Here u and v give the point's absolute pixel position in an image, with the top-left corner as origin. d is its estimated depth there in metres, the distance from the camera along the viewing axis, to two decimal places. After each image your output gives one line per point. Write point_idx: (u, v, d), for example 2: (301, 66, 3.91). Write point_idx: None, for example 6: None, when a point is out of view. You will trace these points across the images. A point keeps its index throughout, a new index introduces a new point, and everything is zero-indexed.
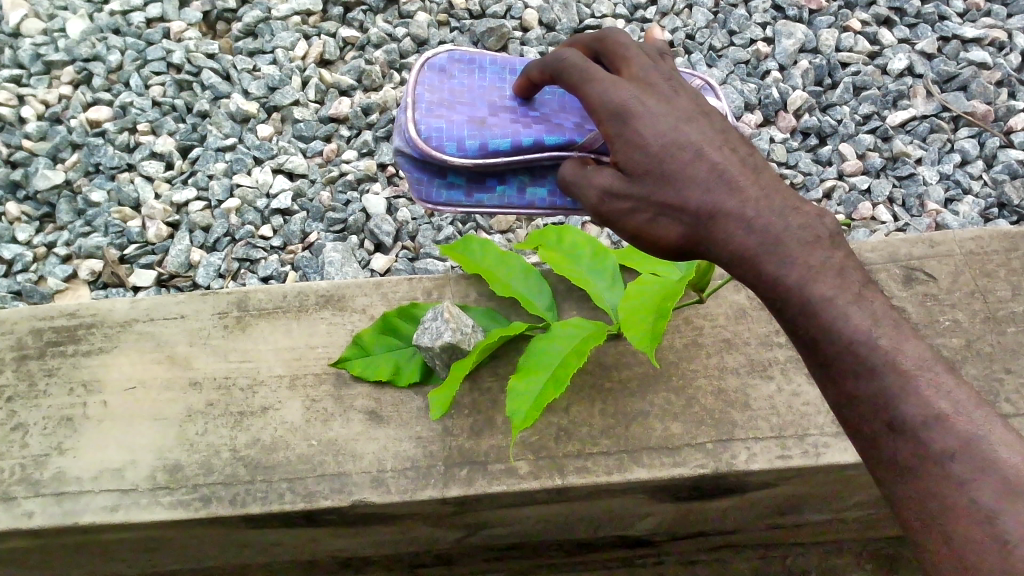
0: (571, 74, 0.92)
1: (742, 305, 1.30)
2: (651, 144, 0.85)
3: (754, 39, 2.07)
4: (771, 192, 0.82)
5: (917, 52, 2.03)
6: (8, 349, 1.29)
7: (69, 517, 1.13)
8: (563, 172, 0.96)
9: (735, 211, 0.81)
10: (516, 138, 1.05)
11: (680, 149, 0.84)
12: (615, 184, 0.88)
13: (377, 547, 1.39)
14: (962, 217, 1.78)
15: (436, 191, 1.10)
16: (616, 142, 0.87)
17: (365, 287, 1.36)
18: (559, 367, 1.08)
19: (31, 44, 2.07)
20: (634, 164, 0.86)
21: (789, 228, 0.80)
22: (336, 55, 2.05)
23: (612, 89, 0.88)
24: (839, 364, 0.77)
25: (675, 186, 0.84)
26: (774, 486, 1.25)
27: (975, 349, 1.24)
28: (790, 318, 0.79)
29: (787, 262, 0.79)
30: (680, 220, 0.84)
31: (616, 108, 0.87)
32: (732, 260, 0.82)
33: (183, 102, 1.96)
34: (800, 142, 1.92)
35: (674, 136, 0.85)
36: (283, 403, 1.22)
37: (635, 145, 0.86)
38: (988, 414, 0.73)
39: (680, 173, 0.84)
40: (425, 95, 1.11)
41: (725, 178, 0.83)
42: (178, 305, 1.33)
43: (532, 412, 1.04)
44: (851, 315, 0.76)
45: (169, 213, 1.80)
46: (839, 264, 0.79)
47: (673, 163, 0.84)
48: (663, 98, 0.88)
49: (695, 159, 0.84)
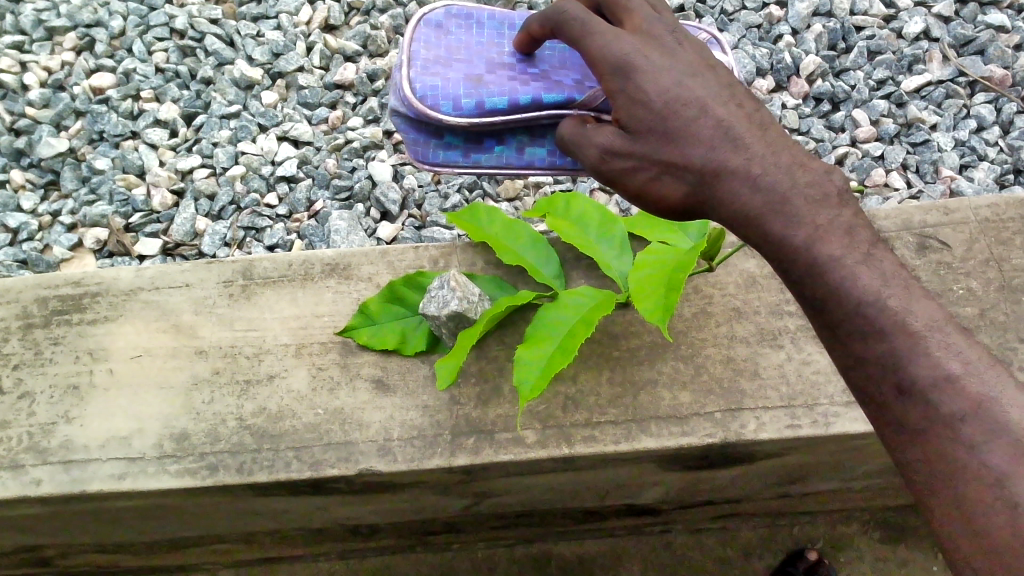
0: (572, 27, 0.88)
1: (753, 274, 1.29)
2: (654, 100, 0.82)
3: (767, 3, 2.01)
4: (778, 150, 0.80)
5: (934, 15, 1.98)
6: (13, 318, 1.29)
7: (78, 484, 1.13)
8: (561, 131, 0.94)
9: (741, 168, 0.79)
10: (514, 96, 1.02)
11: (684, 104, 0.82)
12: (616, 141, 0.86)
13: (384, 515, 1.40)
14: (977, 184, 1.75)
15: (433, 151, 1.09)
16: (618, 97, 0.85)
17: (371, 255, 1.34)
18: (566, 337, 1.06)
19: (33, 9, 2.05)
20: (637, 121, 0.83)
21: (796, 186, 0.78)
22: (340, 20, 2.01)
23: (614, 42, 0.85)
24: (847, 326, 0.75)
25: (678, 143, 0.81)
26: (782, 455, 1.25)
27: (989, 318, 1.22)
28: (797, 279, 0.78)
29: (794, 222, 0.77)
30: (683, 178, 0.82)
31: (618, 63, 0.84)
32: (737, 219, 0.80)
33: (186, 68, 1.93)
34: (813, 107, 1.88)
35: (678, 91, 0.82)
36: (289, 371, 1.21)
37: (638, 101, 0.83)
38: (997, 375, 0.72)
39: (684, 130, 0.81)
40: (420, 52, 1.08)
41: (730, 134, 0.80)
42: (183, 273, 1.32)
43: (540, 381, 1.03)
44: (860, 275, 0.75)
45: (174, 180, 1.79)
46: (847, 224, 0.77)
47: (677, 118, 0.82)
48: (666, 51, 0.85)
49: (700, 114, 0.81)
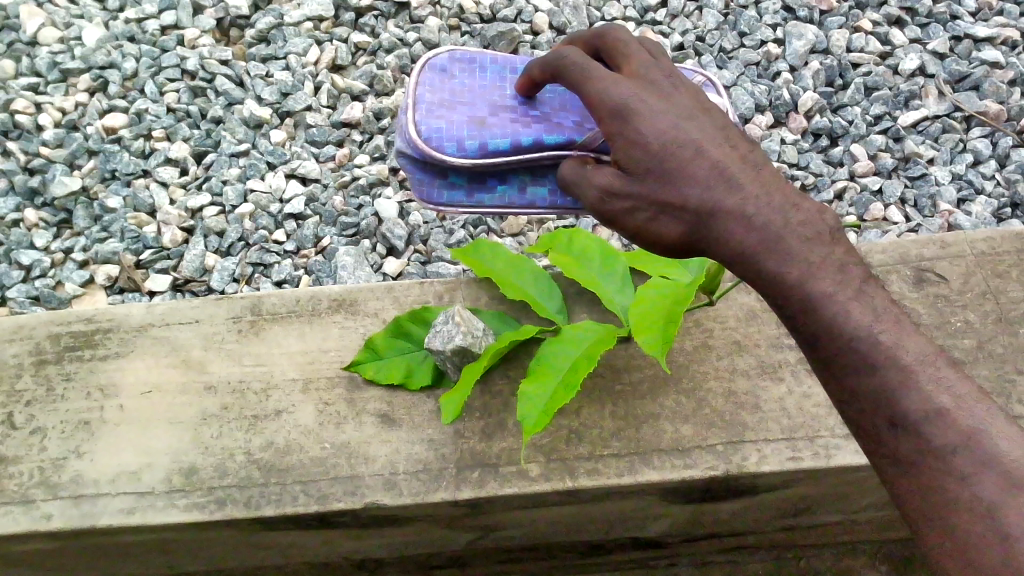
0: (572, 71, 0.92)
1: (753, 308, 1.31)
2: (651, 142, 0.85)
3: (765, 41, 2.06)
4: (772, 190, 0.83)
5: (930, 52, 2.02)
6: (26, 354, 1.31)
7: (87, 519, 1.15)
8: (562, 171, 0.97)
9: (735, 208, 0.81)
10: (516, 138, 1.05)
11: (679, 146, 0.85)
12: (614, 182, 0.89)
13: (390, 549, 1.40)
14: (975, 217, 1.77)
15: (437, 191, 1.12)
16: (615, 139, 0.88)
17: (377, 290, 1.36)
18: (569, 371, 1.08)
19: (49, 52, 2.10)
20: (634, 162, 0.86)
21: (789, 225, 0.80)
22: (348, 60, 2.06)
23: (611, 87, 0.89)
24: (840, 360, 0.77)
25: (674, 184, 0.84)
26: (785, 488, 1.25)
27: (987, 350, 1.24)
28: (792, 315, 0.80)
29: (787, 259, 0.79)
30: (680, 218, 0.85)
31: (615, 106, 0.88)
32: (732, 257, 0.83)
33: (197, 109, 1.98)
34: (811, 142, 1.92)
35: (674, 134, 0.85)
36: (296, 406, 1.23)
37: (635, 144, 0.86)
38: (987, 406, 0.73)
39: (679, 171, 0.84)
40: (425, 96, 1.12)
41: (725, 175, 0.83)
42: (193, 309, 1.35)
43: (543, 416, 1.04)
44: (852, 311, 0.77)
45: (184, 218, 1.82)
46: (839, 261, 0.79)
47: (673, 160, 0.84)
48: (663, 95, 0.89)
49: (695, 156, 0.84)
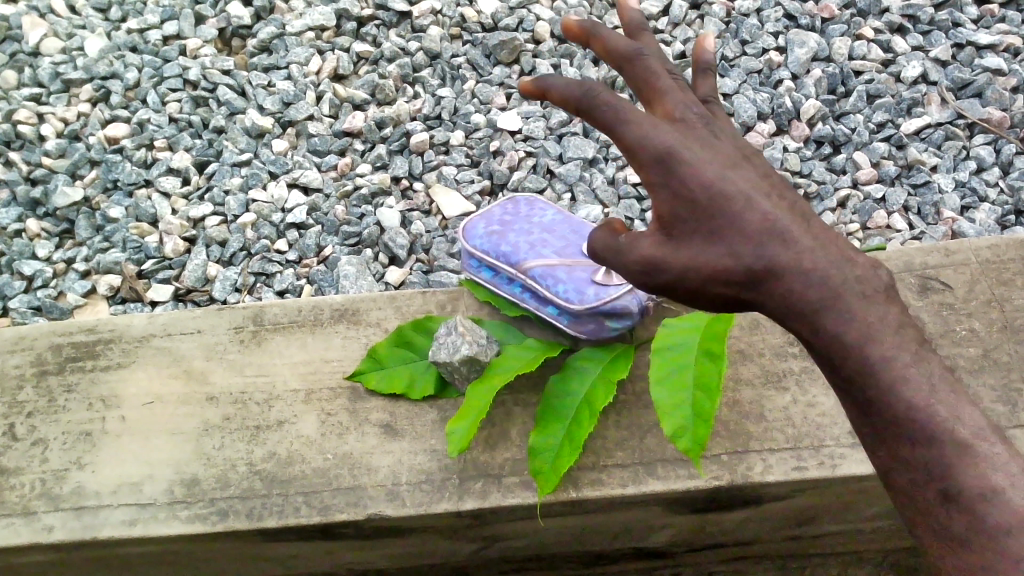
0: (603, 113, 0.85)
1: (757, 317, 1.30)
2: (698, 195, 0.81)
3: (767, 49, 2.05)
4: (826, 243, 0.80)
5: (931, 59, 2.02)
6: (27, 365, 1.31)
7: (89, 530, 1.14)
8: (593, 236, 0.90)
9: (792, 265, 0.78)
10: (505, 249, 1.29)
11: (728, 200, 0.81)
12: (653, 241, 0.84)
13: (393, 560, 1.39)
14: (978, 224, 1.77)
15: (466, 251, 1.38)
16: (660, 190, 0.83)
17: (380, 300, 1.36)
18: (575, 416, 1.10)
19: (51, 62, 2.11)
20: (680, 216, 0.82)
21: (848, 280, 0.78)
22: (350, 70, 2.07)
23: (652, 132, 0.83)
24: (894, 427, 0.74)
25: (722, 240, 0.81)
26: (790, 498, 1.25)
27: (993, 358, 1.23)
28: (846, 379, 0.77)
29: (845, 318, 0.76)
30: (727, 279, 0.81)
31: (658, 154, 0.82)
32: (789, 316, 0.79)
33: (200, 118, 1.98)
34: (814, 150, 1.91)
35: (720, 185, 0.81)
36: (299, 417, 1.23)
37: (681, 197, 0.82)
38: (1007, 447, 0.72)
39: (731, 228, 0.80)
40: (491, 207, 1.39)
41: (778, 230, 0.80)
42: (195, 319, 1.34)
43: (560, 459, 1.07)
44: (911, 379, 0.74)
45: (187, 228, 1.82)
46: (897, 321, 0.76)
47: (721, 214, 0.81)
48: (705, 141, 0.84)
49: (746, 210, 0.81)
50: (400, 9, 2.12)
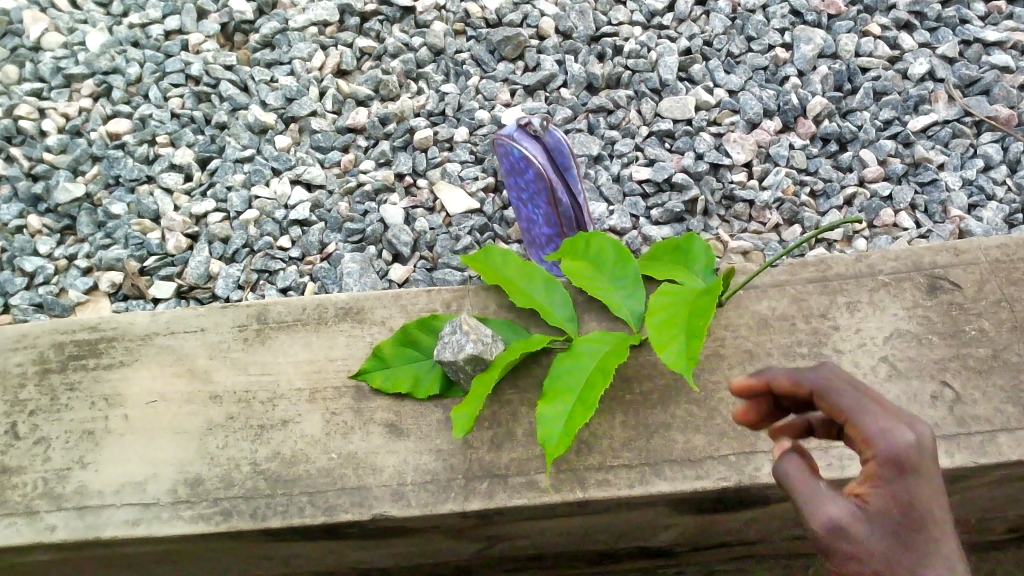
0: (842, 395, 0.83)
1: (764, 316, 1.29)
2: (908, 477, 0.78)
3: (773, 45, 2.04)
4: None
5: (939, 56, 2.01)
6: (30, 363, 1.30)
7: (92, 530, 1.13)
8: (783, 462, 0.85)
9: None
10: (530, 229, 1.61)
11: (928, 505, 0.77)
12: (848, 513, 0.79)
13: (397, 560, 1.39)
14: (986, 223, 1.75)
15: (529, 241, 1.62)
16: (883, 485, 0.79)
17: (384, 298, 1.34)
18: (585, 389, 1.09)
19: (52, 57, 2.10)
20: (877, 491, 0.79)
21: None
22: (353, 65, 2.05)
23: (890, 434, 0.79)
24: None
25: (905, 518, 0.77)
26: (798, 498, 1.24)
27: (1002, 358, 1.22)
28: None
29: None
30: (872, 541, 0.77)
31: (891, 457, 0.79)
32: None
33: (202, 114, 1.97)
34: (820, 148, 1.90)
35: (930, 501, 0.78)
36: (303, 416, 1.22)
37: (891, 486, 0.78)
38: None
39: (920, 529, 0.77)
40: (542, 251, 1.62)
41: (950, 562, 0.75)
42: (198, 317, 1.33)
43: (564, 436, 1.06)
44: None
45: (189, 224, 1.81)
46: None
47: (913, 521, 0.77)
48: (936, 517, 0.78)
49: (937, 510, 0.77)
50: (403, 4, 2.11)
